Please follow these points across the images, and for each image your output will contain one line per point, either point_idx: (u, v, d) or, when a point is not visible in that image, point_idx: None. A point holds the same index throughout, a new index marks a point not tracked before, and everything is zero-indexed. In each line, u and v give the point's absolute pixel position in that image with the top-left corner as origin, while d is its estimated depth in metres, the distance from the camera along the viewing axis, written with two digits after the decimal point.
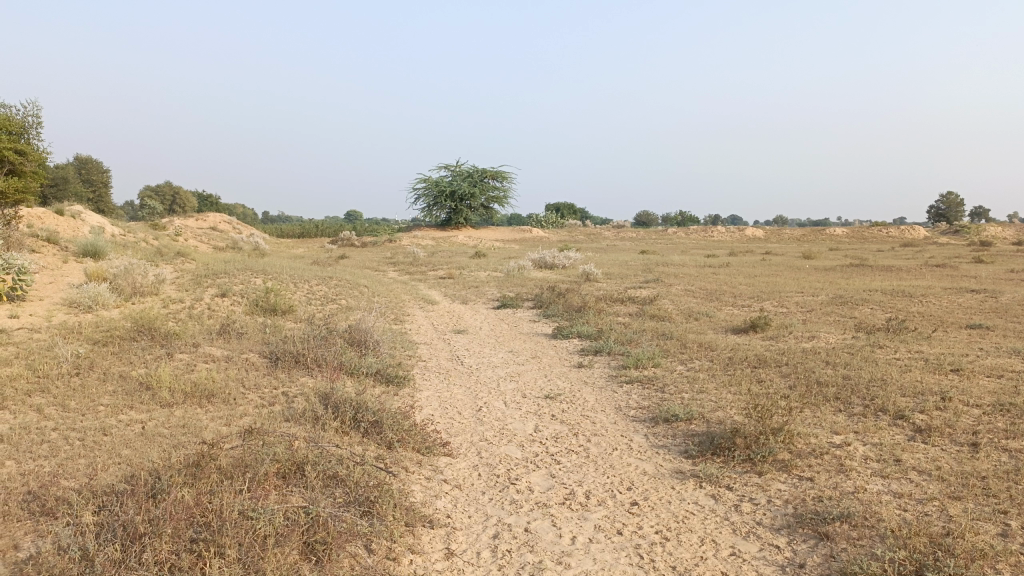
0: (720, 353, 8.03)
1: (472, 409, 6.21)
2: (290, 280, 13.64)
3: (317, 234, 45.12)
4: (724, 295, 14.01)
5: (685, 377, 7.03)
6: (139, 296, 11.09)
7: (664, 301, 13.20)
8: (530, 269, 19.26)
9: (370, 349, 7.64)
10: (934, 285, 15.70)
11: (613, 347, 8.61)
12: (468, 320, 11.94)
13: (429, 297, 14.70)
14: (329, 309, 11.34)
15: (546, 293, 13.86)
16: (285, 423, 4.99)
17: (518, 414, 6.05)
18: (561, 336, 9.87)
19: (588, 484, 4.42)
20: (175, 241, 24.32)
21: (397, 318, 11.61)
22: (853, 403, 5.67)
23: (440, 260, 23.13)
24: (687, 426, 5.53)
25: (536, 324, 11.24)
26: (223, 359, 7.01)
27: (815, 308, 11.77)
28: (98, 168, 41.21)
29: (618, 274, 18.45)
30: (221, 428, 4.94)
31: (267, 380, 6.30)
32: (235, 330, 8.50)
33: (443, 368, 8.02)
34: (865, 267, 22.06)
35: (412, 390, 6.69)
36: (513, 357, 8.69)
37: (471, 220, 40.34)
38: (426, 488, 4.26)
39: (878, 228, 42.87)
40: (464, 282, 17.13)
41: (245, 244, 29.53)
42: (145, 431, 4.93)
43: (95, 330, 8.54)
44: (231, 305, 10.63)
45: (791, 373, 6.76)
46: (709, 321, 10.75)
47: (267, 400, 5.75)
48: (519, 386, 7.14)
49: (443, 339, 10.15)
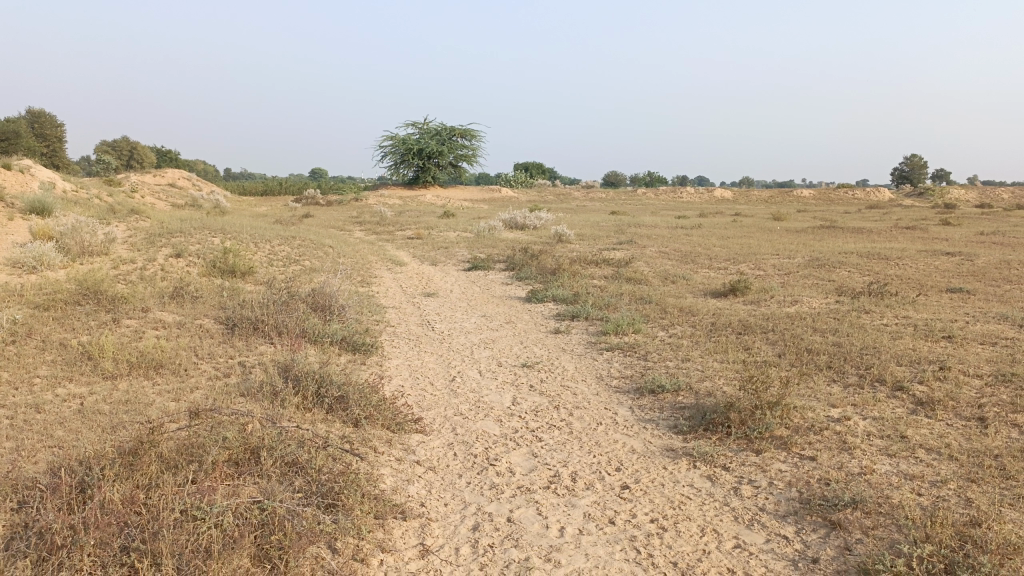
0: (702, 318, 7.71)
1: (445, 379, 5.81)
2: (250, 239, 13.03)
3: (281, 192, 44.03)
4: (700, 257, 13.71)
5: (668, 344, 6.71)
6: (89, 257, 10.45)
7: (639, 263, 12.85)
8: (501, 229, 18.78)
9: (335, 314, 7.19)
10: (908, 248, 15.57)
11: (590, 312, 8.24)
12: (438, 282, 11.51)
13: (397, 259, 14.18)
14: (292, 271, 10.80)
15: (518, 254, 13.44)
16: (240, 399, 4.54)
17: (494, 385, 5.67)
18: (536, 300, 9.49)
19: (574, 464, 4.06)
20: (130, 199, 23.33)
21: (364, 280, 11.11)
22: (848, 373, 5.38)
23: (409, 220, 22.50)
24: (674, 398, 5.21)
25: (509, 287, 10.83)
26: (175, 326, 6.49)
27: (793, 271, 11.51)
28: (51, 122, 39.55)
29: (590, 235, 18.07)
30: (168, 405, 4.48)
31: (221, 350, 5.82)
32: (190, 293, 7.96)
33: (413, 334, 7.59)
34: (836, 229, 21.97)
35: (381, 360, 6.26)
36: (486, 322, 8.30)
37: (439, 179, 39.58)
38: (397, 471, 3.86)
39: (846, 190, 42.94)
40: (433, 243, 16.63)
41: (206, 201, 28.59)
42: (82, 408, 4.44)
43: (36, 292, 7.95)
44: (187, 266, 10.03)
45: (779, 340, 6.46)
46: (687, 285, 10.43)
47: (222, 372, 5.29)
48: (494, 354, 6.75)
49: (412, 302, 9.72)
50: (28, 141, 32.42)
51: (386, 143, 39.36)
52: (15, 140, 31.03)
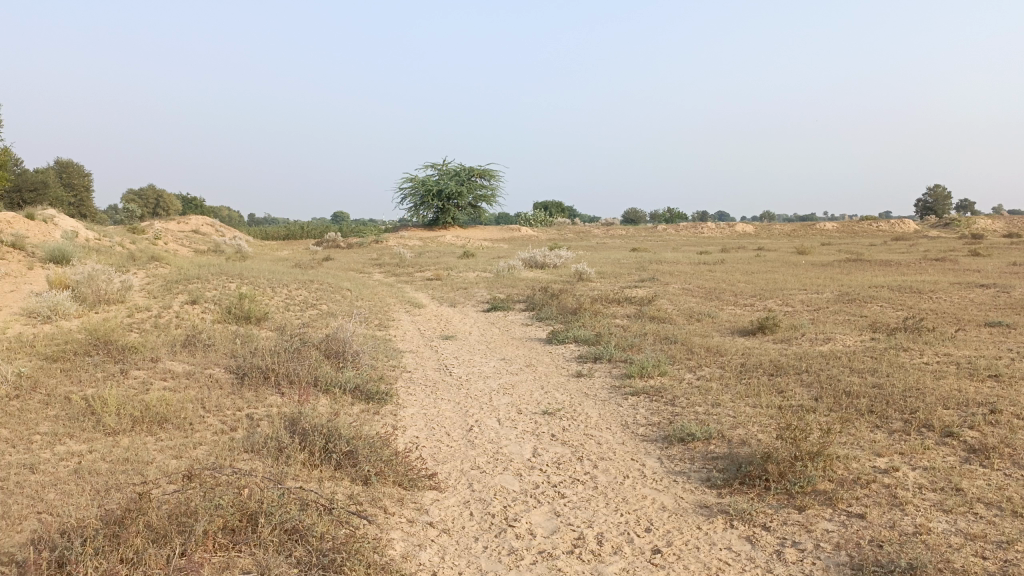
0: (731, 358, 7.39)
1: (462, 429, 5.53)
2: (268, 284, 12.91)
3: (302, 236, 44.32)
4: (725, 294, 13.37)
5: (696, 387, 6.39)
6: (104, 305, 10.34)
7: (663, 301, 12.54)
8: (521, 268, 18.58)
9: (348, 361, 6.95)
10: (940, 280, 15.13)
11: (613, 354, 7.94)
12: (456, 325, 11.28)
13: (415, 301, 13.97)
14: (309, 316, 10.62)
15: (538, 294, 13.20)
16: (245, 456, 4.29)
17: (514, 434, 5.38)
18: (557, 341, 9.21)
19: (601, 525, 3.75)
20: (152, 246, 23.46)
21: (382, 324, 10.91)
22: (891, 419, 5.04)
23: (428, 261, 22.35)
24: (706, 448, 4.89)
25: (529, 328, 10.56)
26: (184, 377, 6.28)
27: (823, 307, 11.14)
28: (80, 172, 40.31)
29: (611, 273, 17.80)
30: (168, 464, 4.23)
31: (229, 401, 5.60)
32: (203, 341, 7.78)
33: (430, 379, 7.34)
34: (863, 262, 21.54)
35: (395, 409, 6.00)
36: (506, 366, 8.02)
37: (459, 220, 39.63)
38: (409, 535, 3.58)
39: (870, 222, 42.39)
40: (452, 284, 16.44)
41: (228, 247, 28.75)
42: (79, 467, 4.21)
43: (48, 343, 7.80)
44: (203, 313, 9.88)
45: (815, 382, 6.12)
46: (713, 323, 10.10)
47: (229, 425, 5.05)
48: (514, 400, 6.46)
49: (430, 346, 9.48)
50: (57, 191, 32.90)
51: (406, 185, 39.55)
52: (44, 190, 31.56)
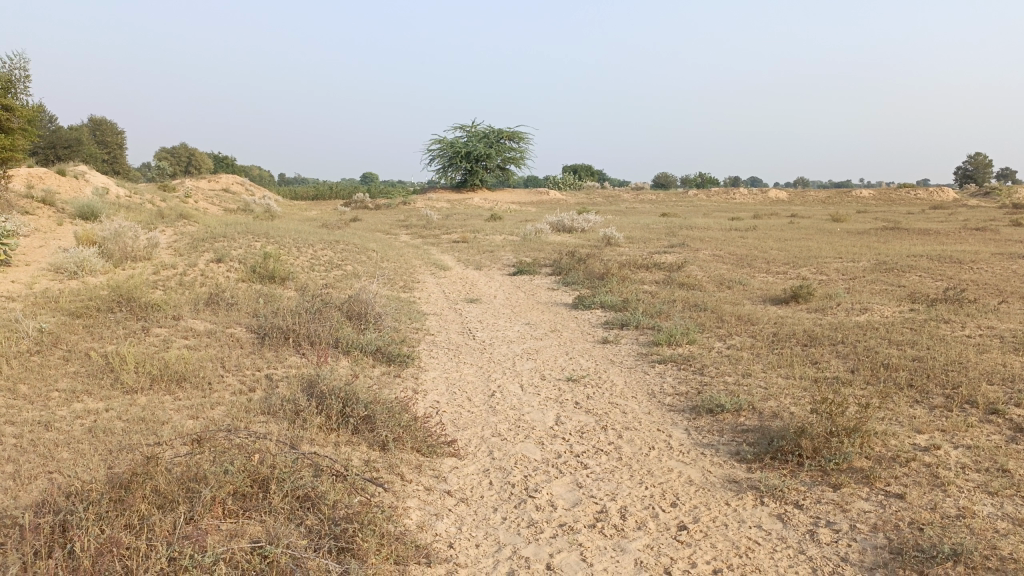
0: (762, 328, 7.17)
1: (484, 395, 5.40)
2: (293, 243, 12.84)
3: (331, 197, 44.34)
4: (757, 261, 13.06)
5: (726, 357, 6.20)
6: (131, 262, 10.35)
7: (692, 267, 12.28)
8: (548, 232, 18.35)
9: (370, 322, 6.85)
10: (981, 250, 14.65)
11: (641, 320, 7.75)
12: (482, 288, 11.13)
13: (441, 263, 13.84)
14: (333, 276, 10.54)
15: (565, 258, 12.99)
16: (261, 418, 4.20)
17: (537, 401, 5.25)
18: (583, 306, 9.03)
19: (625, 498, 3.61)
20: (182, 204, 23.56)
21: (406, 285, 10.81)
22: (933, 395, 4.81)
23: (455, 224, 22.18)
24: (736, 420, 4.71)
25: (555, 293, 10.39)
26: (205, 335, 6.22)
27: (859, 276, 10.81)
28: (113, 130, 40.57)
29: (640, 238, 17.50)
30: (183, 425, 4.15)
31: (248, 361, 5.52)
32: (226, 300, 7.73)
33: (453, 343, 7.22)
34: (901, 231, 20.95)
35: (416, 372, 5.89)
36: (530, 331, 7.88)
37: (487, 182, 39.33)
38: (425, 504, 3.47)
39: (908, 190, 41.33)
40: (478, 246, 16.28)
41: (257, 206, 28.82)
42: (94, 426, 4.15)
43: (73, 299, 7.79)
44: (227, 272, 9.84)
45: (851, 354, 5.89)
46: (744, 291, 9.84)
47: (247, 385, 4.97)
48: (538, 366, 6.32)
49: (454, 309, 9.36)
50: (90, 148, 33.16)
51: (434, 146, 39.26)
52: (78, 147, 31.82)
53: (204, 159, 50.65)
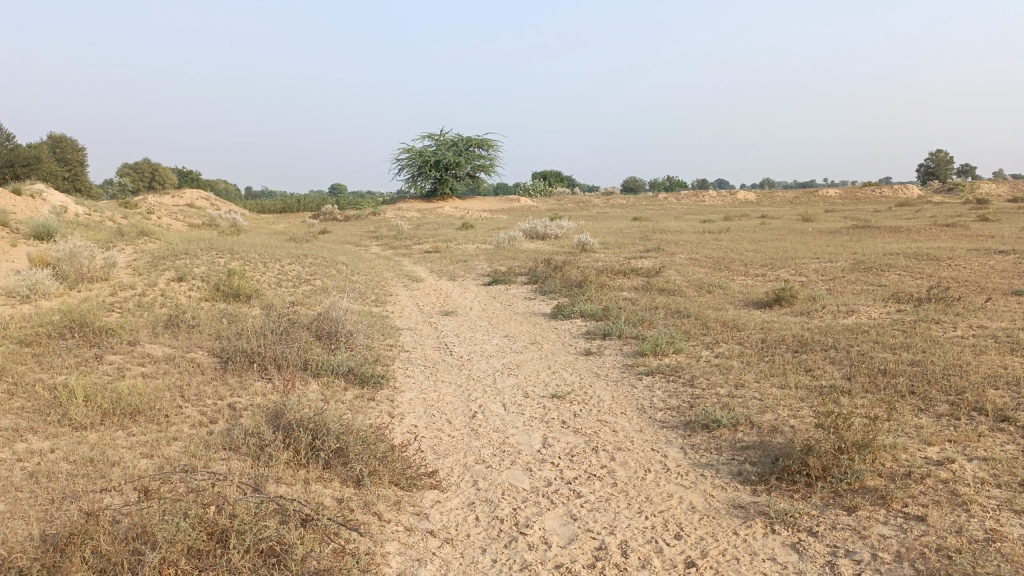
0: (750, 334, 6.92)
1: (465, 417, 5.08)
2: (260, 258, 12.41)
3: (299, 209, 43.69)
4: (734, 264, 12.88)
5: (716, 366, 5.94)
6: (88, 284, 9.86)
7: (670, 272, 12.06)
8: (522, 240, 18.07)
9: (341, 341, 6.49)
10: (955, 247, 14.63)
11: (623, 329, 7.47)
12: (456, 299, 10.81)
13: (413, 274, 13.48)
14: (302, 292, 10.15)
15: (540, 266, 12.71)
16: (222, 455, 3.83)
17: (521, 422, 4.93)
18: (563, 316, 8.74)
19: (624, 531, 3.31)
20: (144, 221, 22.93)
21: (378, 299, 10.44)
22: (937, 403, 4.59)
23: (427, 233, 21.81)
24: (734, 436, 4.43)
25: (532, 302, 10.09)
26: (163, 362, 5.82)
27: (839, 277, 10.67)
28: (73, 147, 39.60)
29: (615, 243, 17.30)
30: (136, 466, 3.77)
31: (209, 390, 5.13)
32: (187, 322, 7.32)
33: (429, 360, 6.88)
34: (872, 228, 21.01)
35: (391, 395, 5.54)
36: (510, 344, 7.57)
37: (457, 190, 38.98)
38: (406, 548, 3.13)
39: (873, 188, 41.79)
40: (451, 256, 15.95)
41: (223, 220, 28.22)
42: (35, 470, 3.74)
43: (23, 325, 7.32)
44: (190, 292, 9.40)
45: (845, 361, 5.66)
46: (726, 295, 9.62)
47: (208, 417, 4.59)
48: (520, 382, 6.00)
49: (429, 322, 9.02)
50: (50, 166, 32.27)
51: (402, 155, 38.86)
52: (37, 165, 30.97)
53: (168, 175, 49.68)
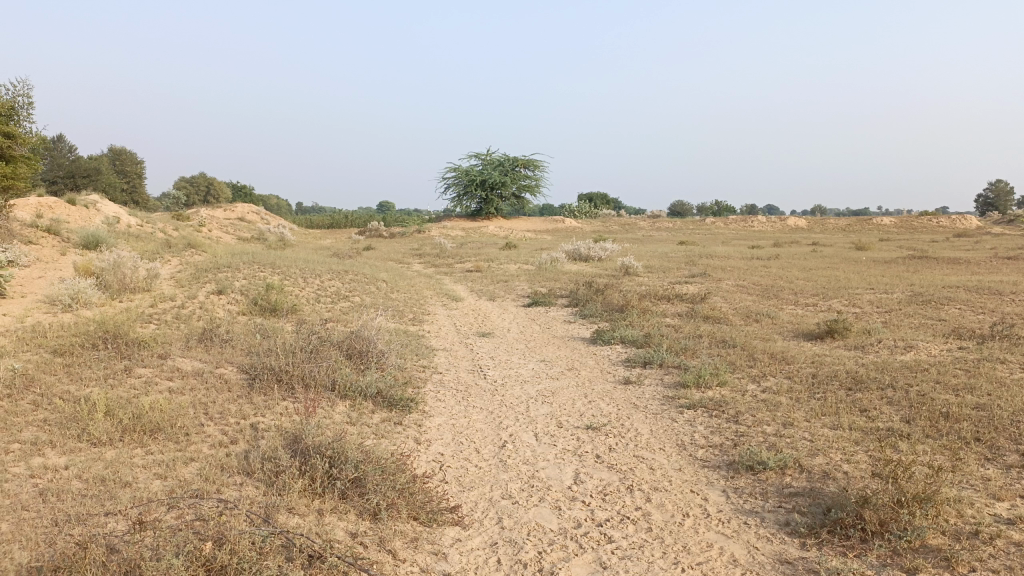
0: (799, 368, 6.56)
1: (494, 446, 4.84)
2: (300, 273, 12.40)
3: (346, 225, 44.17)
4: (783, 292, 12.44)
5: (762, 401, 5.61)
6: (130, 294, 9.92)
7: (716, 299, 11.70)
8: (564, 261, 17.85)
9: (373, 361, 6.33)
10: (1019, 281, 13.95)
11: (665, 358, 7.17)
12: (495, 321, 10.61)
13: (453, 294, 13.35)
14: (339, 309, 10.06)
15: (581, 288, 12.46)
16: (236, 480, 3.66)
17: (553, 455, 4.68)
18: (602, 342, 8.47)
19: None
20: (194, 234, 23.31)
21: (416, 318, 10.30)
22: (1006, 452, 4.21)
23: (470, 253, 21.68)
24: (781, 480, 4.11)
25: (572, 326, 9.83)
26: (192, 377, 5.72)
27: (895, 309, 10.19)
28: (132, 159, 40.73)
29: (659, 267, 16.95)
30: (148, 489, 3.62)
31: (234, 408, 4.99)
32: (220, 335, 7.24)
33: (462, 383, 6.68)
34: (929, 259, 20.26)
35: (420, 420, 5.34)
36: (546, 369, 7.33)
37: (502, 210, 38.95)
38: None
39: (930, 217, 40.53)
40: (492, 276, 15.80)
41: (270, 234, 28.58)
42: (45, 488, 3.62)
43: (60, 334, 7.33)
44: (228, 305, 9.38)
45: (903, 402, 5.28)
46: (773, 325, 9.24)
47: (229, 436, 4.45)
48: (554, 411, 5.75)
49: (465, 343, 8.83)
50: (109, 177, 33.19)
51: (449, 174, 39.04)
52: (97, 176, 31.89)
53: (221, 188, 50.76)
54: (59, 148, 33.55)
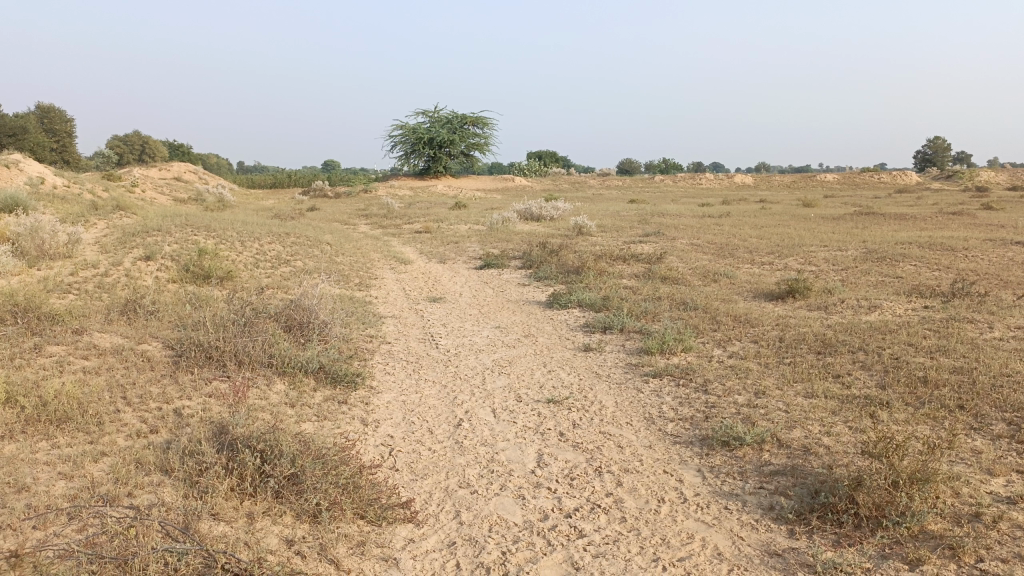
0: (765, 331, 6.30)
1: (449, 426, 4.44)
2: (239, 236, 11.71)
3: (289, 185, 42.82)
4: (739, 251, 12.25)
5: (731, 368, 5.33)
6: (49, 261, 9.16)
7: (672, 258, 11.42)
8: (516, 221, 17.39)
9: (314, 332, 5.84)
10: (968, 236, 14.04)
11: (626, 323, 6.84)
12: (446, 284, 10.15)
13: (401, 256, 12.82)
14: (280, 275, 9.48)
15: (534, 249, 12.05)
16: (153, 480, 3.19)
17: (512, 433, 4.30)
18: (559, 305, 8.11)
19: None
20: (125, 195, 22.10)
21: (363, 283, 9.78)
22: (993, 422, 3.98)
23: (418, 213, 21.11)
24: (760, 458, 3.81)
25: (526, 289, 9.44)
26: (111, 356, 5.15)
27: (852, 267, 10.07)
28: (61, 117, 38.56)
29: (613, 226, 16.66)
30: (47, 492, 3.12)
31: (156, 391, 4.48)
32: (146, 306, 6.64)
33: (413, 353, 6.24)
34: (877, 215, 20.39)
35: (367, 398, 4.91)
36: (501, 336, 6.94)
37: (451, 169, 38.14)
38: None
39: (872, 173, 41.13)
40: (442, 237, 15.28)
41: (210, 195, 27.42)
42: None
43: None
44: (157, 272, 8.71)
45: (878, 367, 5.04)
46: (733, 286, 8.99)
47: (148, 426, 3.95)
48: (512, 383, 5.36)
49: (415, 309, 8.37)
50: (37, 136, 31.25)
51: (395, 132, 37.97)
52: (23, 135, 30.04)
53: (158, 147, 48.58)
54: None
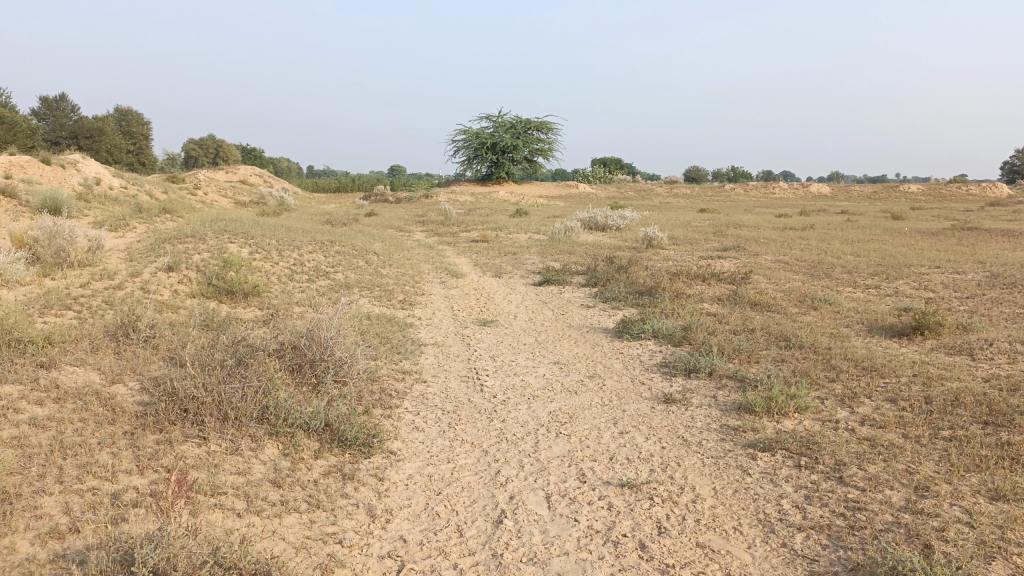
0: (901, 384, 4.90)
1: (486, 523, 3.24)
2: (280, 245, 10.77)
3: (351, 189, 42.46)
4: (835, 270, 10.71)
5: (869, 444, 3.95)
6: (65, 270, 8.31)
7: (758, 279, 9.98)
8: (580, 230, 16.10)
9: (327, 372, 4.69)
10: None
11: (716, 365, 5.50)
12: (500, 304, 8.98)
13: (453, 268, 11.72)
14: (314, 290, 8.44)
15: (600, 264, 10.76)
16: None
17: (574, 544, 3.05)
18: (630, 336, 6.82)
19: None
20: (184, 198, 21.70)
21: (407, 300, 8.68)
22: None
23: (477, 219, 20.06)
24: None
25: (591, 313, 8.17)
26: (70, 402, 4.09)
27: (979, 295, 8.48)
28: (137, 120, 39.04)
29: (686, 238, 15.25)
30: None
31: (103, 459, 3.40)
32: (142, 330, 5.62)
33: (450, 399, 5.05)
34: (981, 231, 18.37)
35: (382, 472, 3.73)
36: (561, 376, 5.70)
37: (514, 175, 37.07)
38: None
39: (960, 184, 38.32)
40: (500, 247, 14.13)
41: (270, 198, 26.96)
42: None
43: None
44: (177, 286, 7.76)
45: None
46: (837, 315, 7.56)
47: (68, 522, 2.85)
48: (573, 451, 4.11)
49: (460, 335, 7.21)
50: (114, 138, 31.20)
51: (459, 136, 37.14)
52: (99, 137, 29.96)
53: (228, 149, 48.80)
54: (59, 108, 31.92)
